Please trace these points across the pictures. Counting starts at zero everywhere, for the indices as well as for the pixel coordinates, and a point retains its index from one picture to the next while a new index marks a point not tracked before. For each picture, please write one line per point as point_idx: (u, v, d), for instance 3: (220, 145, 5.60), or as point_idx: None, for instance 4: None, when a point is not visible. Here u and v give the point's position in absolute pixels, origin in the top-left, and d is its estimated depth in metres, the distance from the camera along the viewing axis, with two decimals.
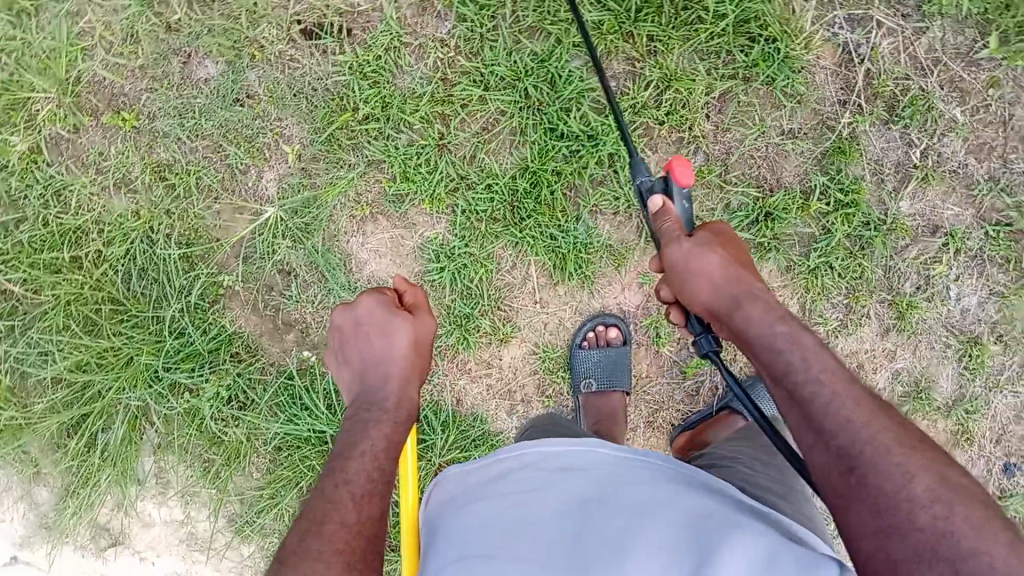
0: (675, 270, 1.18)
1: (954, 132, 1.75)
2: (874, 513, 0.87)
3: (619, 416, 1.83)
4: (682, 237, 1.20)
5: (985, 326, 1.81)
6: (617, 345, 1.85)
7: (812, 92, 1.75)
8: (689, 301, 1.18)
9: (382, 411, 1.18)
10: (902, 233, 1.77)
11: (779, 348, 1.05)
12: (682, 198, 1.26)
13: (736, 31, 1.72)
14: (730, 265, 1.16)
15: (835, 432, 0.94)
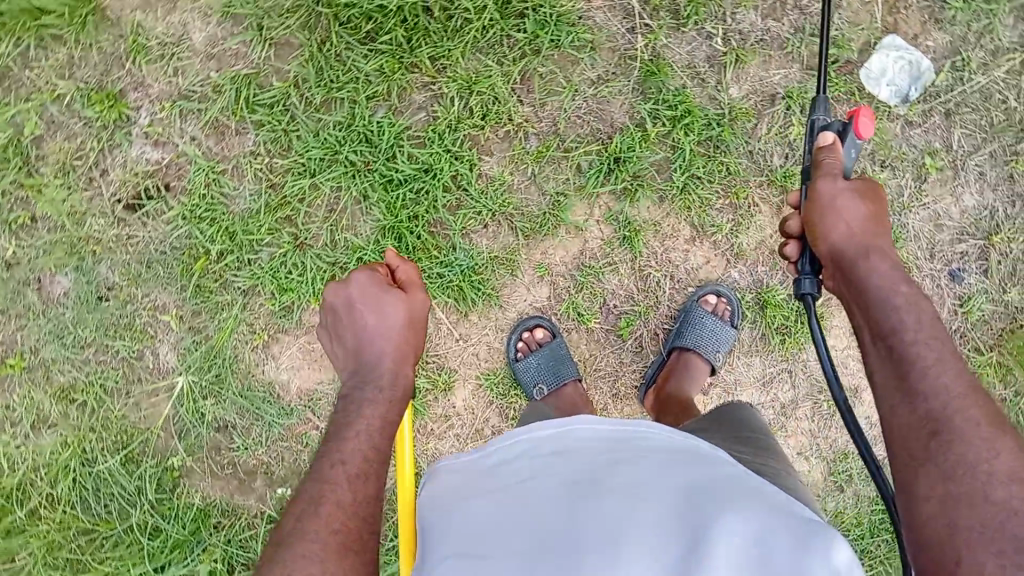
0: (820, 205, 1.21)
1: (743, 6, 1.78)
2: (943, 478, 0.93)
3: (582, 403, 1.79)
4: (837, 176, 1.23)
5: (865, 160, 1.84)
6: (549, 341, 1.83)
7: (602, 33, 1.78)
8: (816, 238, 1.21)
9: (379, 390, 1.23)
10: (745, 117, 1.79)
11: (897, 305, 1.11)
12: (854, 146, 1.25)
13: (503, 14, 1.75)
14: (868, 221, 1.20)
15: (926, 396, 1.00)
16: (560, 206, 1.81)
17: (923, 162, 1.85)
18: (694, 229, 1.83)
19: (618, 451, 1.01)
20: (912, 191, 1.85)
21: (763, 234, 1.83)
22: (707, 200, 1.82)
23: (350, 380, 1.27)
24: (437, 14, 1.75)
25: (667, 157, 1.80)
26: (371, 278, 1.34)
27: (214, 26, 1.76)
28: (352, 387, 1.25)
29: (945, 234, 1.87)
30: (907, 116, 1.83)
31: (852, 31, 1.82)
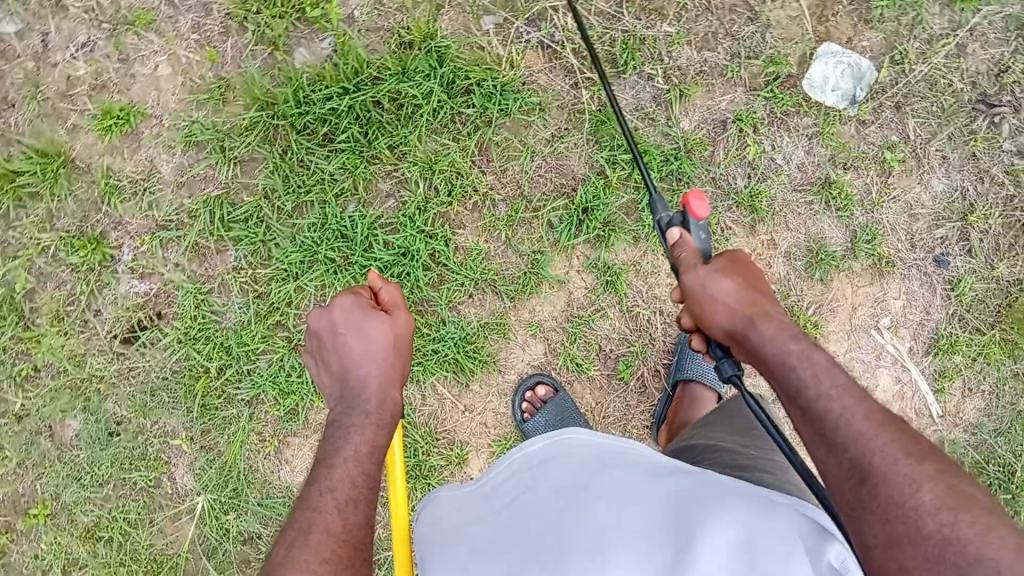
0: (693, 296, 1.22)
1: (677, 44, 1.83)
2: (882, 521, 0.90)
3: None
4: (697, 265, 1.24)
5: (827, 164, 1.87)
6: (555, 396, 1.82)
7: (548, 93, 1.81)
8: (707, 325, 1.21)
9: (366, 414, 1.15)
10: (700, 145, 1.83)
11: (793, 364, 1.09)
12: (701, 229, 1.30)
13: (451, 94, 1.79)
14: (743, 293, 1.19)
15: (846, 445, 0.98)
16: (540, 262, 1.83)
17: (883, 157, 1.87)
18: (673, 263, 1.85)
19: (627, 465, 1.03)
20: (880, 187, 1.87)
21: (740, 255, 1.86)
22: None
23: (337, 406, 1.20)
24: (388, 105, 1.79)
25: (634, 199, 1.83)
26: (354, 298, 1.29)
27: (180, 155, 1.82)
28: (337, 415, 1.18)
29: (921, 222, 1.89)
30: (859, 116, 1.86)
31: (788, 45, 1.86)
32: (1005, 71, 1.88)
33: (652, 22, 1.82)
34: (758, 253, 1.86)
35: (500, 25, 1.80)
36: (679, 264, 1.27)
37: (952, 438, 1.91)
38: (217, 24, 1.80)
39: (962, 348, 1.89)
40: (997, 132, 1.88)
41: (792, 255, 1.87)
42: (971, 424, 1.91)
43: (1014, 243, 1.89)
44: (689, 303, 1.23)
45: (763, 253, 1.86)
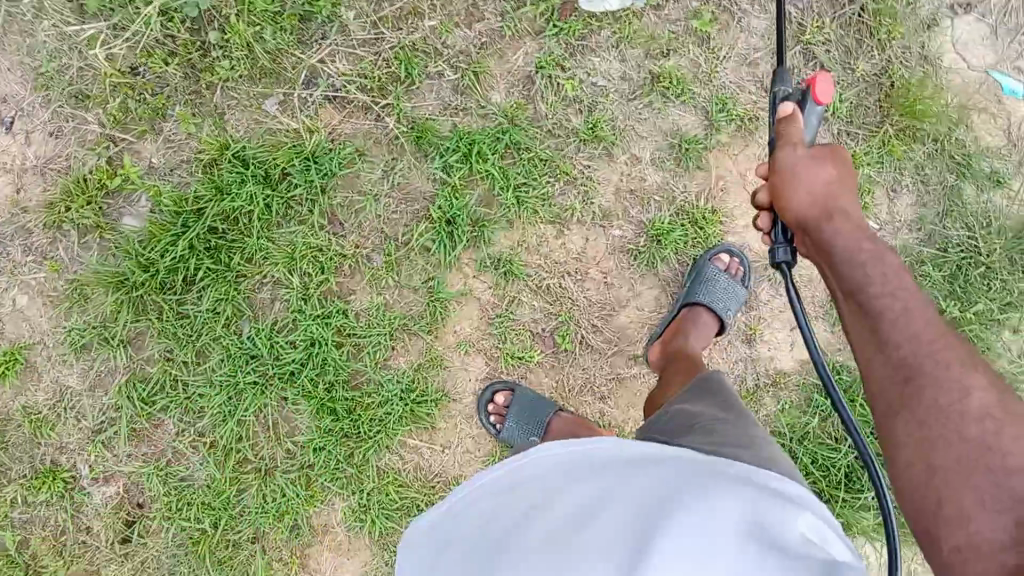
0: (782, 178, 1.19)
1: (448, 33, 1.79)
2: (919, 423, 0.98)
3: (575, 424, 1.78)
4: (797, 145, 1.20)
5: (645, 62, 1.83)
6: (513, 397, 1.82)
7: (357, 137, 1.80)
8: (781, 207, 1.20)
9: None
10: (521, 108, 1.81)
11: (864, 264, 1.13)
12: (815, 113, 1.22)
13: (274, 185, 1.78)
14: (834, 187, 1.19)
15: (898, 342, 1.05)
16: (436, 287, 1.83)
17: (694, 28, 1.82)
18: (554, 225, 1.85)
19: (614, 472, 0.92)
20: (706, 56, 1.83)
21: (610, 186, 1.85)
22: (545, 191, 1.83)
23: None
24: (226, 225, 1.78)
25: (487, 189, 1.83)
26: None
27: (77, 365, 1.84)
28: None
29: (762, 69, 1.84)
30: (649, 5, 1.81)
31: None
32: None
33: (412, 26, 1.79)
34: (628, 173, 1.84)
35: (285, 102, 1.79)
36: (780, 139, 1.23)
37: (902, 243, 1.89)
38: (42, 238, 1.80)
39: (864, 161, 1.85)
40: None
41: (659, 160, 1.84)
42: (911, 222, 1.89)
43: (860, 39, 1.85)
44: (771, 178, 1.21)
45: (631, 172, 1.84)
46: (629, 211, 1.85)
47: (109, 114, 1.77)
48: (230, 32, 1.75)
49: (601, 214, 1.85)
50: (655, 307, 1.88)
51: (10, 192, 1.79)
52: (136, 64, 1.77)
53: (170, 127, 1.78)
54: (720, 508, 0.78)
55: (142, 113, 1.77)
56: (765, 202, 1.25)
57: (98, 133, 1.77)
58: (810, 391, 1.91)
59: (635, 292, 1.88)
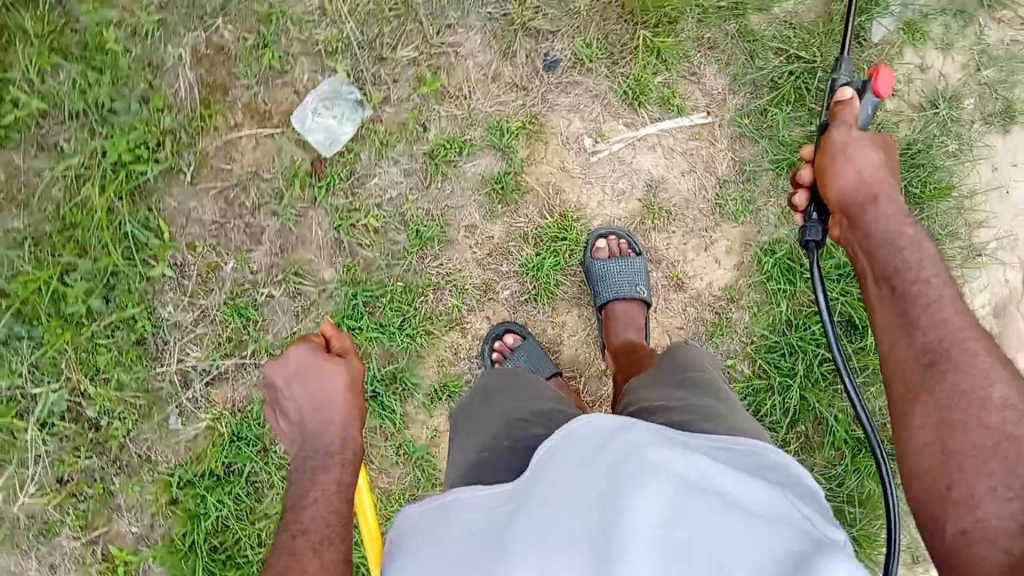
0: (833, 152, 1.27)
1: (253, 260, 1.85)
2: (939, 407, 0.97)
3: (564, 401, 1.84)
4: (854, 126, 1.28)
5: (413, 151, 1.86)
6: (522, 347, 1.87)
7: (255, 390, 1.87)
8: (823, 184, 1.27)
9: (331, 458, 1.10)
10: (354, 266, 1.87)
11: (903, 248, 1.15)
12: (872, 104, 1.31)
13: (228, 478, 1.86)
14: (879, 170, 1.24)
15: (927, 327, 1.04)
16: (408, 449, 1.89)
17: (424, 93, 1.84)
18: (455, 329, 1.90)
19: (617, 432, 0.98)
20: (456, 105, 1.85)
21: (469, 265, 1.89)
22: (424, 312, 1.88)
23: (310, 452, 1.11)
24: (223, 534, 1.86)
25: (382, 347, 1.89)
26: (308, 345, 1.17)
27: None
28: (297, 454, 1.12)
29: (507, 78, 1.85)
30: (376, 104, 1.84)
31: (279, 159, 1.84)
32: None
33: (220, 280, 1.85)
34: (475, 243, 1.88)
35: (182, 412, 1.87)
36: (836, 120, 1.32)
37: (734, 111, 1.86)
38: None
39: (650, 77, 1.83)
40: None
41: (491, 212, 1.87)
42: (730, 87, 1.85)
43: None
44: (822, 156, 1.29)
45: (476, 239, 1.88)
46: (501, 270, 1.89)
47: (74, 527, 1.87)
48: (98, 397, 1.85)
49: (481, 290, 1.90)
50: (586, 323, 1.92)
51: None
52: (59, 474, 1.87)
53: (122, 499, 1.87)
54: (693, 486, 0.87)
55: (94, 505, 1.87)
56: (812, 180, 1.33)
57: (79, 545, 1.88)
58: (766, 284, 1.89)
59: (560, 324, 1.92)
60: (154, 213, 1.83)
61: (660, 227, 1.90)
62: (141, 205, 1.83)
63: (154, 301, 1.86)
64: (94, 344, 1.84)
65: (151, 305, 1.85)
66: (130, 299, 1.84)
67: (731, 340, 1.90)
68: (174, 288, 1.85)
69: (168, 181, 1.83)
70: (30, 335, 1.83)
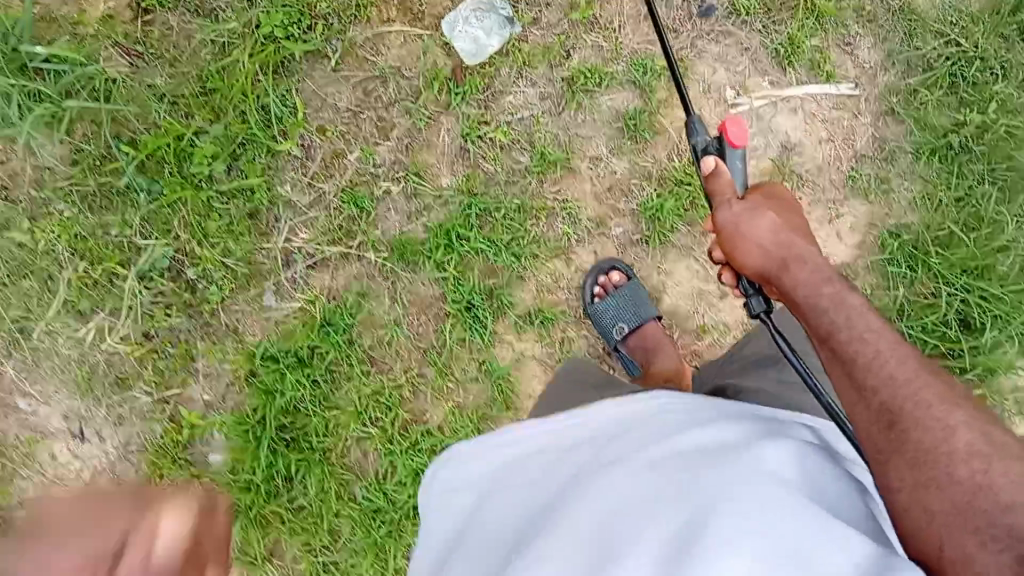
0: (726, 233, 1.23)
1: (375, 153, 1.86)
2: (911, 463, 0.92)
3: (662, 342, 1.83)
4: (732, 197, 1.24)
5: (553, 75, 1.85)
6: (625, 285, 1.83)
7: (352, 283, 1.89)
8: (738, 264, 1.22)
9: None
10: (474, 175, 1.85)
11: (826, 306, 1.11)
12: (738, 157, 1.26)
13: (307, 363, 1.89)
14: (780, 228, 1.20)
15: (875, 388, 1.00)
16: (492, 366, 1.88)
17: (576, 19, 1.85)
18: (559, 258, 1.87)
19: (686, 422, 1.05)
20: (606, 34, 1.85)
21: (589, 196, 1.86)
22: (533, 236, 1.86)
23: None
24: (287, 418, 1.90)
25: (486, 262, 1.86)
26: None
27: None
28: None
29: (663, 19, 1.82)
30: (525, 24, 1.84)
31: (423, 59, 1.85)
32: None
33: (341, 168, 1.87)
34: (597, 174, 1.86)
35: (278, 290, 1.91)
36: (714, 194, 1.25)
37: (885, 86, 1.85)
38: None
39: (804, 38, 1.81)
40: None
41: (619, 147, 1.85)
42: (882, 63, 1.84)
43: None
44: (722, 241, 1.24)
45: (600, 171, 1.85)
46: (618, 207, 1.86)
47: (150, 383, 1.92)
48: (201, 260, 1.89)
49: (594, 224, 1.86)
50: (691, 276, 1.88)
51: (114, 487, 1.94)
52: (147, 329, 1.91)
53: (202, 364, 1.92)
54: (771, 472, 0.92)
55: (173, 366, 1.92)
56: (725, 260, 1.28)
57: (150, 402, 1.92)
58: (882, 267, 1.84)
59: (666, 272, 1.88)
60: (292, 92, 1.86)
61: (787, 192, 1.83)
62: (283, 82, 1.86)
63: (274, 176, 1.88)
64: (209, 208, 1.87)
65: (271, 179, 1.88)
66: (253, 171, 1.86)
67: None
68: (297, 167, 1.87)
69: (312, 64, 1.86)
70: (150, 189, 1.87)
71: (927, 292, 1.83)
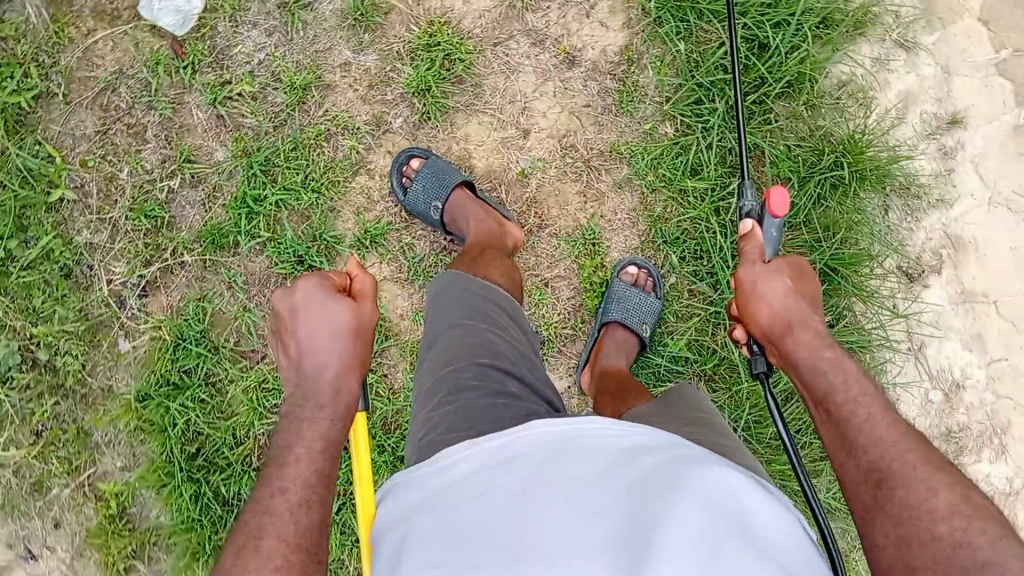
0: (743, 291, 1.14)
1: (144, 162, 1.82)
2: (895, 523, 0.85)
3: (472, 201, 1.75)
4: (758, 260, 1.15)
5: (267, 7, 1.81)
6: (426, 163, 1.78)
7: (187, 293, 1.84)
8: (748, 322, 1.14)
9: (317, 407, 0.96)
10: (242, 136, 1.81)
11: (825, 372, 1.03)
12: (774, 225, 1.28)
13: (184, 385, 1.84)
14: (796, 293, 1.11)
15: (867, 446, 0.93)
16: None
17: None
18: (361, 173, 1.83)
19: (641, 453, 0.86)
20: None
21: (357, 102, 1.82)
22: (323, 165, 1.82)
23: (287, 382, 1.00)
24: (193, 444, 1.85)
25: (295, 210, 1.82)
26: (324, 278, 1.04)
27: None
28: (292, 396, 0.98)
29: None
30: None
31: (139, 52, 1.81)
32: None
33: (120, 189, 1.83)
34: (353, 78, 1.82)
35: (127, 332, 1.87)
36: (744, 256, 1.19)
37: None
38: None
39: None
40: None
41: (360, 43, 1.82)
42: None
43: None
44: (736, 297, 1.15)
45: (353, 74, 1.82)
46: (388, 100, 1.82)
47: (63, 474, 1.88)
48: (43, 338, 1.84)
49: (374, 126, 1.83)
50: (490, 129, 1.84)
51: None
52: (34, 427, 1.88)
53: (99, 436, 1.88)
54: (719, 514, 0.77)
55: (73, 448, 1.88)
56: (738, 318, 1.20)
57: (70, 492, 1.88)
58: (653, 31, 1.81)
59: (464, 138, 1.84)
60: (41, 143, 1.81)
61: (533, 7, 1.83)
62: (28, 136, 1.80)
63: (68, 228, 1.84)
64: (27, 286, 1.83)
65: (65, 232, 1.84)
66: (43, 231, 1.82)
67: (645, 105, 1.83)
68: (83, 211, 1.83)
69: (48, 108, 1.81)
70: None
71: (706, 35, 1.81)
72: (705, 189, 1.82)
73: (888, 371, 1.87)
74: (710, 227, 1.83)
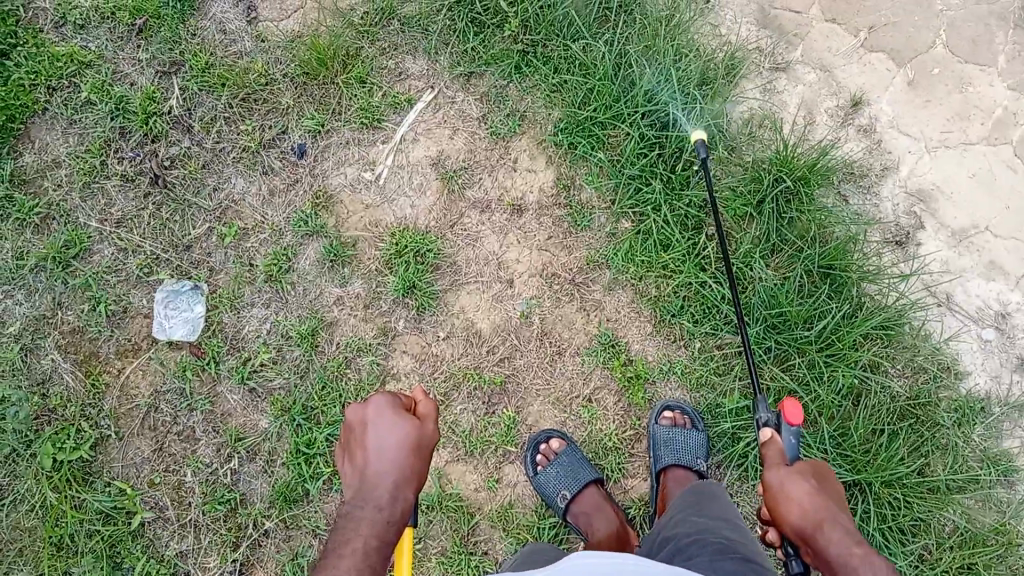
0: (771, 492, 1.23)
1: (203, 458, 1.97)
2: None
3: (604, 507, 1.81)
4: (780, 463, 1.25)
5: (255, 284, 2.05)
6: (566, 450, 1.87)
7: (280, 557, 1.92)
8: (777, 523, 1.21)
9: (376, 509, 1.13)
10: (277, 397, 1.98)
11: (858, 567, 1.10)
12: (794, 433, 1.35)
13: None
14: (819, 492, 1.20)
15: None
16: (426, 500, 1.90)
17: (232, 241, 2.07)
18: (388, 381, 1.98)
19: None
20: (260, 228, 2.08)
21: (360, 324, 2.01)
22: (353, 389, 1.97)
23: (350, 486, 1.17)
24: None
25: None
26: (392, 397, 1.24)
27: None
28: (354, 498, 1.15)
29: (280, 185, 2.11)
30: (206, 277, 2.06)
31: (166, 369, 2.02)
32: (132, 179, 2.12)
33: (190, 491, 1.96)
34: (348, 307, 2.02)
35: None
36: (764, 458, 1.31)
37: (450, 68, 2.14)
38: None
39: (372, 102, 2.12)
40: (181, 153, 2.13)
41: (343, 277, 2.03)
42: (432, 61, 2.15)
43: (265, 102, 2.14)
44: (765, 497, 1.24)
45: (348, 304, 2.02)
46: (385, 310, 2.01)
47: None
48: None
49: (383, 337, 2.00)
50: (478, 294, 2.01)
51: None
52: None
53: None
54: None
55: None
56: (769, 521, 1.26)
57: None
58: (574, 156, 2.04)
59: (462, 311, 2.00)
60: (110, 481, 1.96)
61: (468, 183, 2.07)
62: (96, 482, 1.96)
63: (155, 547, 1.94)
64: None
65: (153, 552, 1.93)
66: (136, 559, 1.92)
67: (597, 212, 2.02)
68: (165, 525, 1.95)
69: (106, 451, 1.99)
70: None
71: (616, 136, 2.04)
72: (681, 253, 1.96)
73: (932, 331, 1.90)
74: (704, 281, 1.94)
